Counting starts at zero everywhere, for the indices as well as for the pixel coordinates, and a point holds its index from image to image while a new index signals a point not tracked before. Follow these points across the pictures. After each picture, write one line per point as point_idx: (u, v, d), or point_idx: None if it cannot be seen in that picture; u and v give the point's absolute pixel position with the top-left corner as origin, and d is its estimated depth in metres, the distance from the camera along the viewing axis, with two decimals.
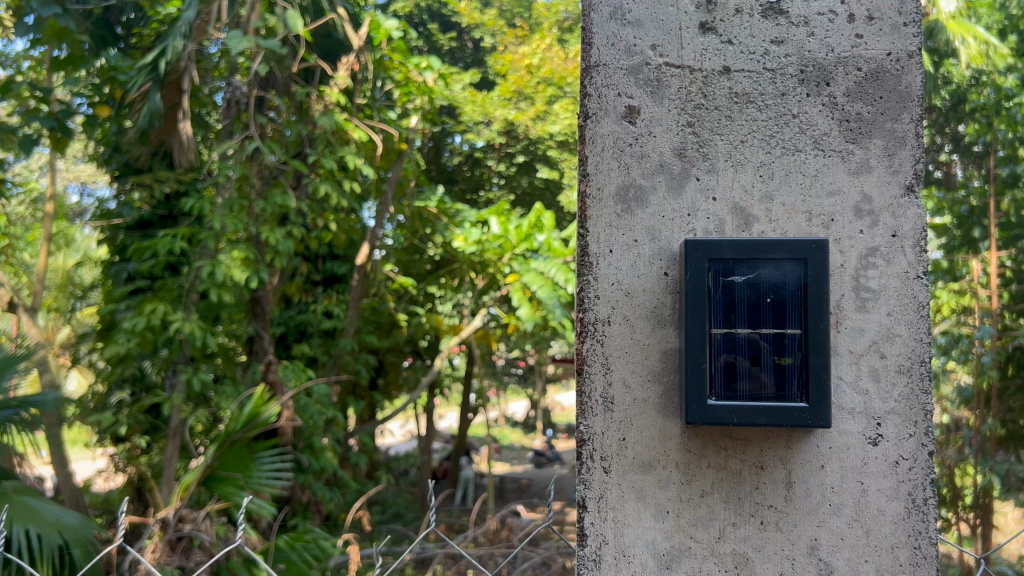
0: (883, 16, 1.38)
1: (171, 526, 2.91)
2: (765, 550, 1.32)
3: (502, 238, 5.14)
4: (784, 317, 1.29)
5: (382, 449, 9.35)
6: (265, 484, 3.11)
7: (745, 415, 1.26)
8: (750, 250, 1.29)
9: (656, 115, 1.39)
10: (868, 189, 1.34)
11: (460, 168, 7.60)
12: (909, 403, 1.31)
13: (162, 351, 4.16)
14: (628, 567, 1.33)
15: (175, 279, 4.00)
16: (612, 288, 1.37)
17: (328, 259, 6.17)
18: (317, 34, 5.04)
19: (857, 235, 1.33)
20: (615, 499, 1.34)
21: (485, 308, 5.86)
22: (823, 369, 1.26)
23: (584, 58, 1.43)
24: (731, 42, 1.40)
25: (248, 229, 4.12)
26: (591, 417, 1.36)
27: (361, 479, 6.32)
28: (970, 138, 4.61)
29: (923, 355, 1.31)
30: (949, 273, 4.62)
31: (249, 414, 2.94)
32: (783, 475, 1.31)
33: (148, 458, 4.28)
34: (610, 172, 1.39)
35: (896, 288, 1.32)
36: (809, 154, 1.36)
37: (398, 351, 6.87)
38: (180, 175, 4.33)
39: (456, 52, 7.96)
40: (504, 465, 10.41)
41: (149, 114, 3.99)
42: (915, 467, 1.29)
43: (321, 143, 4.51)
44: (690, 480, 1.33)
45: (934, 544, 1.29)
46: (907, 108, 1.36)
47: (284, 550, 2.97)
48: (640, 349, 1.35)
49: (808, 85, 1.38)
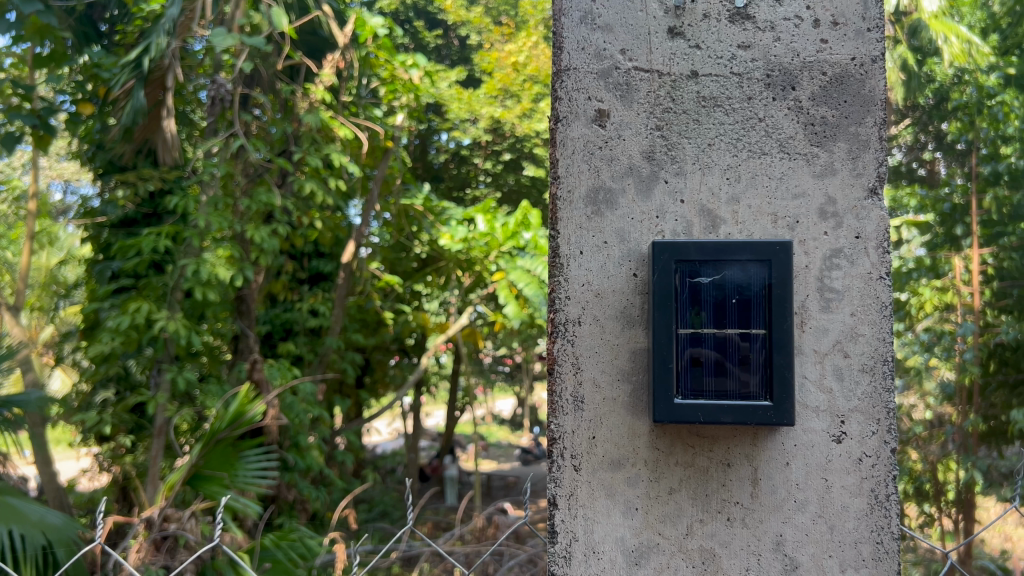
0: (848, 21, 1.40)
1: (156, 526, 2.91)
2: (731, 545, 1.34)
3: (488, 236, 5.18)
4: (748, 318, 1.31)
5: (368, 448, 9.33)
6: (249, 482, 3.12)
7: (711, 413, 1.28)
8: (716, 251, 1.31)
9: (624, 119, 1.41)
10: (832, 191, 1.37)
11: (446, 166, 7.60)
12: (872, 402, 1.33)
13: (147, 350, 4.21)
14: (598, 563, 1.36)
15: (160, 277, 3.97)
16: (583, 289, 1.39)
17: (313, 257, 6.17)
18: (301, 32, 5.02)
19: (821, 237, 1.36)
20: (585, 496, 1.36)
21: (472, 306, 5.89)
22: (787, 368, 1.29)
23: (555, 62, 1.45)
24: (699, 46, 1.42)
25: (233, 227, 4.12)
26: (562, 416, 1.38)
27: (347, 477, 6.31)
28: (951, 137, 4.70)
29: (886, 355, 1.34)
30: (932, 270, 4.67)
31: (233, 413, 2.94)
32: (749, 472, 1.34)
33: (133, 458, 4.28)
34: (580, 175, 1.41)
35: (860, 288, 1.35)
36: (774, 157, 1.39)
37: (384, 349, 6.87)
38: (164, 174, 4.32)
39: (443, 49, 7.98)
40: (491, 464, 10.43)
41: (132, 111, 4.01)
42: (878, 464, 1.32)
43: (306, 141, 4.48)
44: (658, 477, 1.35)
45: (895, 539, 1.32)
46: (871, 111, 1.39)
47: (270, 549, 2.99)
48: (610, 349, 1.37)
49: (774, 90, 1.40)
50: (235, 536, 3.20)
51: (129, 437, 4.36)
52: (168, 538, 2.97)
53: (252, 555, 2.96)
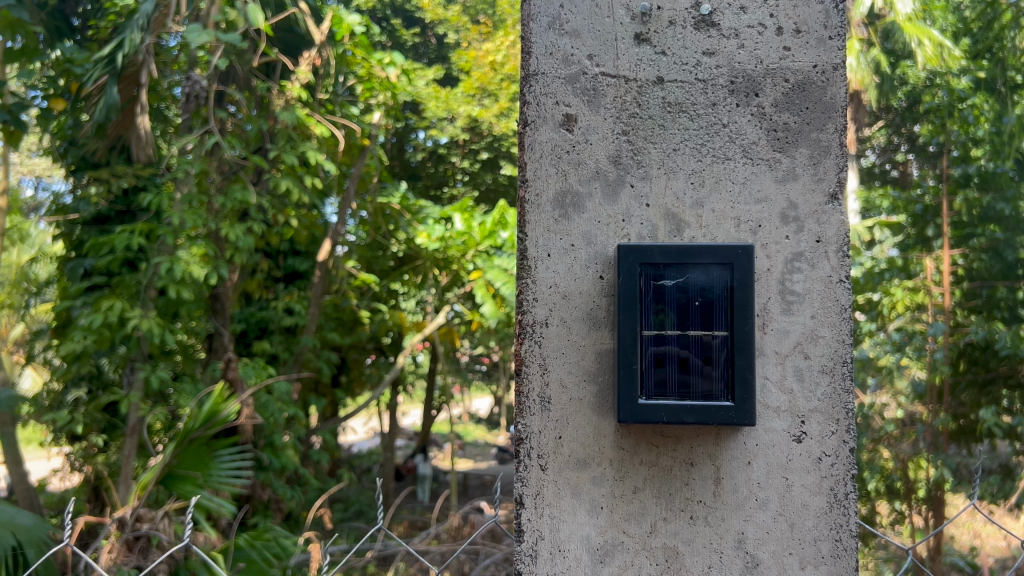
0: (810, 29, 1.43)
1: (128, 526, 2.90)
2: (694, 543, 1.37)
3: (465, 235, 5.19)
4: (711, 320, 1.34)
5: (344, 447, 9.32)
6: (223, 482, 3.11)
7: (674, 414, 1.31)
8: (680, 255, 1.34)
9: (592, 124, 1.43)
10: (794, 196, 1.40)
11: (424, 164, 7.55)
12: (832, 402, 1.36)
13: (120, 348, 4.15)
14: (563, 561, 1.38)
15: (134, 275, 3.94)
16: (550, 291, 1.41)
17: (289, 256, 6.15)
18: (277, 29, 5.01)
19: (783, 241, 1.39)
20: (551, 496, 1.38)
21: (448, 304, 5.92)
22: (748, 370, 1.32)
23: (523, 66, 1.47)
24: (665, 53, 1.45)
25: (208, 225, 4.12)
26: (529, 416, 1.40)
27: (322, 477, 6.30)
28: (926, 139, 4.93)
29: (845, 356, 1.37)
30: (904, 270, 4.70)
31: (207, 412, 2.93)
32: (712, 471, 1.37)
33: (105, 457, 4.25)
34: (548, 179, 1.43)
35: (821, 291, 1.38)
36: (738, 162, 1.41)
37: (361, 348, 6.86)
38: (138, 170, 4.30)
39: (420, 47, 8.07)
40: (467, 462, 10.43)
41: (106, 107, 3.97)
42: (837, 463, 1.35)
43: (281, 139, 4.46)
44: (623, 476, 1.37)
45: (854, 537, 1.35)
46: (832, 118, 1.42)
47: (244, 549, 3.00)
48: (577, 350, 1.39)
49: (737, 96, 1.43)
50: (209, 536, 3.19)
51: (101, 437, 4.33)
52: (141, 539, 2.96)
53: (226, 555, 2.96)
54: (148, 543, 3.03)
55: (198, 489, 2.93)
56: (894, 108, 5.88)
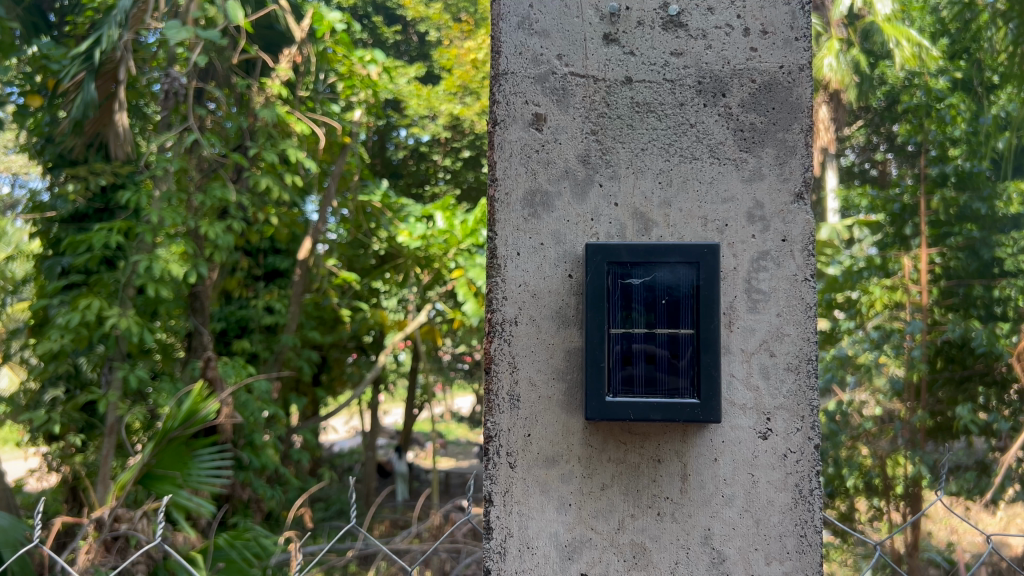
0: (776, 30, 1.45)
1: (106, 526, 2.89)
2: (661, 540, 1.38)
3: (447, 233, 5.25)
4: (677, 318, 1.36)
5: (326, 446, 9.29)
6: (203, 482, 3.10)
7: (640, 411, 1.32)
8: (646, 254, 1.36)
9: (561, 123, 1.44)
10: (760, 196, 1.41)
11: (405, 163, 7.63)
12: (797, 399, 1.38)
13: (98, 347, 4.12)
14: (531, 558, 1.39)
15: (112, 274, 3.92)
16: (519, 289, 1.42)
17: (270, 254, 6.12)
18: (258, 26, 5.01)
19: (749, 240, 1.40)
20: (520, 493, 1.39)
21: (430, 303, 5.92)
22: (714, 367, 1.33)
23: (493, 65, 1.47)
24: (633, 53, 1.46)
25: (187, 223, 4.09)
26: (498, 414, 1.40)
27: (302, 476, 6.28)
28: (905, 138, 4.94)
29: (810, 354, 1.38)
30: (882, 269, 4.81)
31: (186, 411, 2.91)
32: (679, 468, 1.38)
33: (83, 457, 4.22)
34: (517, 178, 1.44)
35: (786, 290, 1.39)
36: (704, 162, 1.43)
37: (342, 347, 6.83)
38: (116, 168, 4.29)
39: (401, 45, 8.06)
40: (450, 461, 10.41)
41: (82, 104, 3.96)
42: (802, 460, 1.37)
43: (261, 137, 4.44)
44: (591, 474, 1.38)
45: (818, 533, 1.37)
46: (798, 118, 1.43)
47: (224, 548, 2.99)
48: (546, 348, 1.40)
49: (705, 96, 1.44)
50: (188, 536, 3.18)
51: (79, 437, 4.29)
52: (119, 539, 2.95)
53: (205, 555, 2.95)
54: (127, 544, 3.02)
55: (176, 490, 2.93)
56: (872, 107, 6.02)
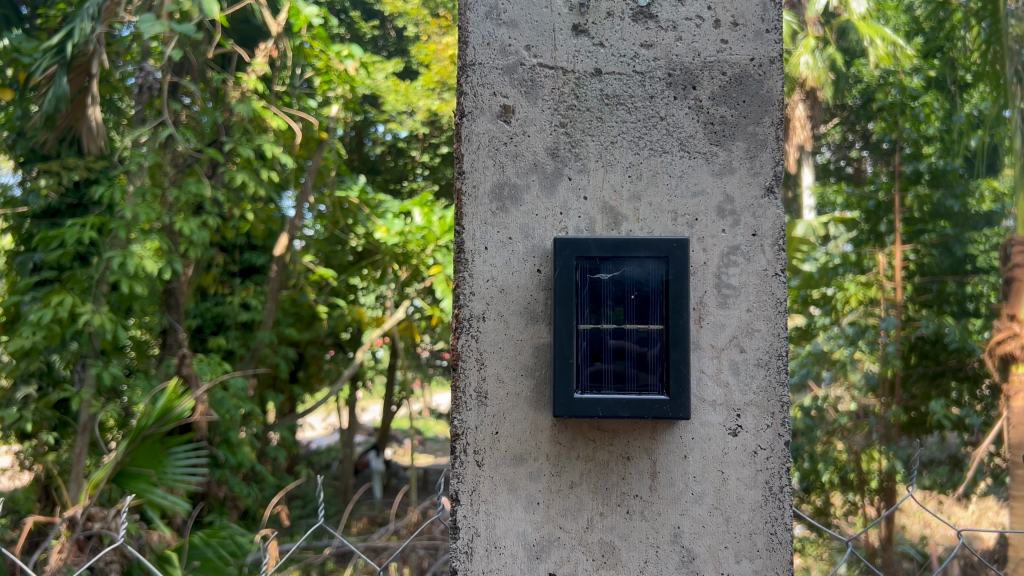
0: (747, 22, 1.43)
1: (78, 525, 2.83)
2: (630, 538, 1.36)
3: (425, 229, 5.23)
4: (647, 313, 1.34)
5: (303, 444, 9.20)
6: (179, 479, 3.05)
7: (609, 408, 1.30)
8: (615, 248, 1.34)
9: (529, 115, 1.42)
10: (730, 189, 1.40)
11: (383, 158, 7.61)
12: (766, 395, 1.37)
13: (71, 344, 4.03)
14: (499, 558, 1.36)
15: (85, 270, 3.84)
16: (487, 285, 1.39)
17: (245, 250, 6.05)
18: (234, 20, 4.96)
19: (719, 234, 1.39)
20: (487, 491, 1.37)
21: (408, 300, 5.87)
22: (683, 363, 1.32)
23: (460, 56, 1.45)
24: (602, 44, 1.43)
25: (162, 219, 4.03)
26: (465, 412, 1.38)
27: (279, 473, 6.21)
28: (879, 136, 5.01)
29: (780, 350, 1.37)
30: (857, 265, 4.83)
31: (161, 409, 2.84)
32: (648, 465, 1.36)
33: (56, 455, 4.14)
34: (485, 171, 1.41)
35: (756, 284, 1.38)
36: (675, 155, 1.41)
37: (319, 343, 6.77)
38: (90, 163, 4.20)
39: (379, 40, 8.01)
40: (428, 458, 10.34)
41: (55, 98, 3.89)
42: (772, 456, 1.36)
43: (237, 132, 4.38)
44: (560, 471, 1.36)
45: (788, 530, 1.36)
46: (768, 111, 1.42)
47: (200, 546, 2.98)
48: (514, 344, 1.38)
49: (675, 89, 1.42)
50: (162, 535, 3.13)
51: (53, 435, 4.18)
52: (93, 538, 2.90)
53: (180, 553, 2.92)
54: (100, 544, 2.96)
55: (150, 488, 2.87)
56: (847, 105, 6.06)
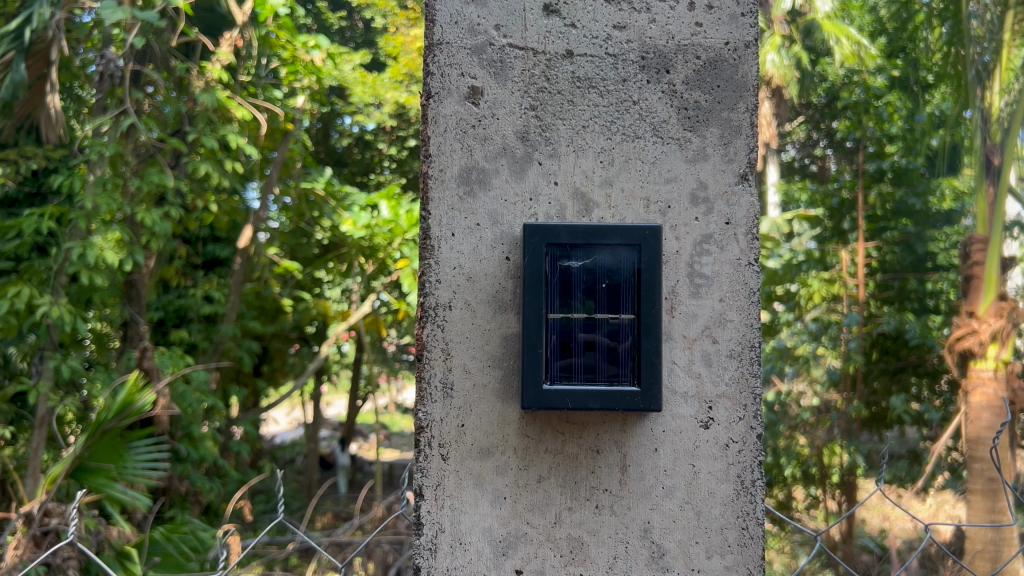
0: (722, 5, 1.40)
1: (35, 521, 2.69)
2: (599, 534, 1.33)
3: (392, 223, 5.16)
4: (618, 302, 1.30)
5: (267, 439, 9.08)
6: (139, 474, 2.95)
7: (578, 399, 1.27)
8: (587, 235, 1.30)
9: (498, 97, 1.37)
10: (704, 176, 1.36)
11: (350, 151, 7.54)
12: (738, 387, 1.34)
13: (29, 337, 3.91)
14: (464, 555, 1.32)
15: (43, 261, 3.72)
16: (453, 272, 1.34)
17: (209, 242, 5.95)
18: (199, 7, 4.86)
19: (692, 222, 1.35)
20: (453, 486, 1.32)
21: (374, 294, 5.77)
22: (655, 354, 1.28)
23: (427, 34, 1.39)
24: (574, 25, 1.39)
25: (122, 209, 3.92)
26: (430, 404, 1.33)
27: (241, 468, 6.11)
28: (842, 134, 5.05)
29: (753, 340, 1.34)
30: (821, 262, 4.86)
31: (121, 402, 2.75)
32: (618, 458, 1.32)
33: (12, 450, 4.02)
34: (452, 154, 1.36)
35: (729, 274, 1.35)
36: (647, 141, 1.37)
37: (284, 337, 6.67)
38: (49, 151, 4.09)
39: (346, 31, 7.91)
40: (394, 452, 10.25)
41: (12, 85, 3.74)
42: (744, 450, 1.33)
43: (200, 122, 4.26)
44: (527, 465, 1.32)
45: (760, 525, 1.33)
46: (743, 96, 1.38)
47: (160, 542, 2.94)
48: (481, 334, 1.33)
49: (648, 72, 1.38)
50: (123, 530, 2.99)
51: (9, 429, 4.06)
52: (49, 534, 2.76)
53: (141, 549, 2.86)
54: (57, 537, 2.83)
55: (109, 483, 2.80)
56: (812, 103, 6.09)
